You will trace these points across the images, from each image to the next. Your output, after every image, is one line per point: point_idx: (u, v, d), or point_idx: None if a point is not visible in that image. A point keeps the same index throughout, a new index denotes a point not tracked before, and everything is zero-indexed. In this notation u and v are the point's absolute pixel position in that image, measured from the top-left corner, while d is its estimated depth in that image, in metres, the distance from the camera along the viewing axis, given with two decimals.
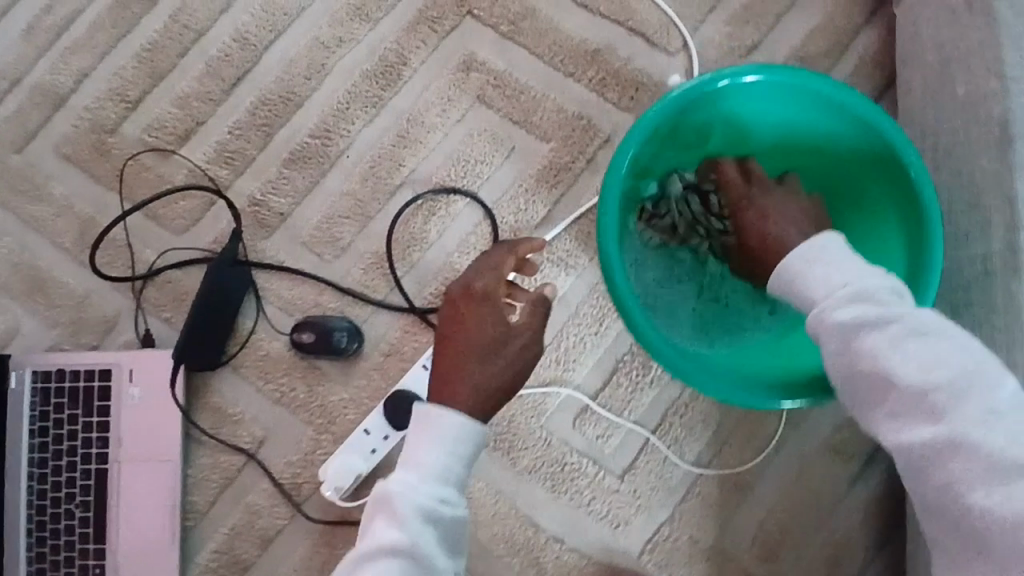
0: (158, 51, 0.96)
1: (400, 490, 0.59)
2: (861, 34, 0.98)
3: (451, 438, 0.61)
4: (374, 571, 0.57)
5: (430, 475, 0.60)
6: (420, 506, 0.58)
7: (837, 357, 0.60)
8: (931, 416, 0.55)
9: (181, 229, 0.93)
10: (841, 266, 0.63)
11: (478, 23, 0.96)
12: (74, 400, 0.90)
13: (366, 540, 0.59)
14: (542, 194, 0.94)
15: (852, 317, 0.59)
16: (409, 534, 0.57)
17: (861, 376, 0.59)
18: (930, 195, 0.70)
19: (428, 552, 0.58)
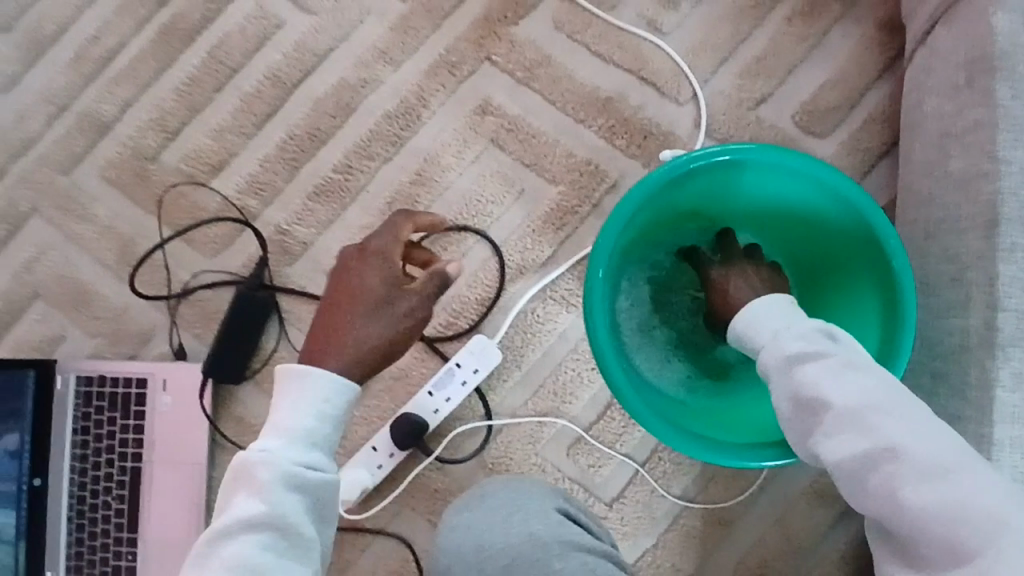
0: (196, 86, 1.05)
1: (261, 459, 0.59)
2: (868, 93, 1.01)
3: (301, 407, 0.61)
4: (237, 544, 0.57)
5: (286, 443, 0.60)
6: (281, 469, 0.58)
7: (780, 392, 0.64)
8: (867, 433, 0.58)
9: (213, 253, 1.02)
10: (776, 313, 0.69)
11: (495, 68, 1.03)
12: (112, 404, 0.98)
13: (226, 515, 0.58)
14: (548, 235, 1.00)
15: (787, 354, 0.65)
16: (269, 499, 0.58)
17: (801, 406, 0.63)
18: (909, 287, 0.71)
19: (294, 522, 0.58)
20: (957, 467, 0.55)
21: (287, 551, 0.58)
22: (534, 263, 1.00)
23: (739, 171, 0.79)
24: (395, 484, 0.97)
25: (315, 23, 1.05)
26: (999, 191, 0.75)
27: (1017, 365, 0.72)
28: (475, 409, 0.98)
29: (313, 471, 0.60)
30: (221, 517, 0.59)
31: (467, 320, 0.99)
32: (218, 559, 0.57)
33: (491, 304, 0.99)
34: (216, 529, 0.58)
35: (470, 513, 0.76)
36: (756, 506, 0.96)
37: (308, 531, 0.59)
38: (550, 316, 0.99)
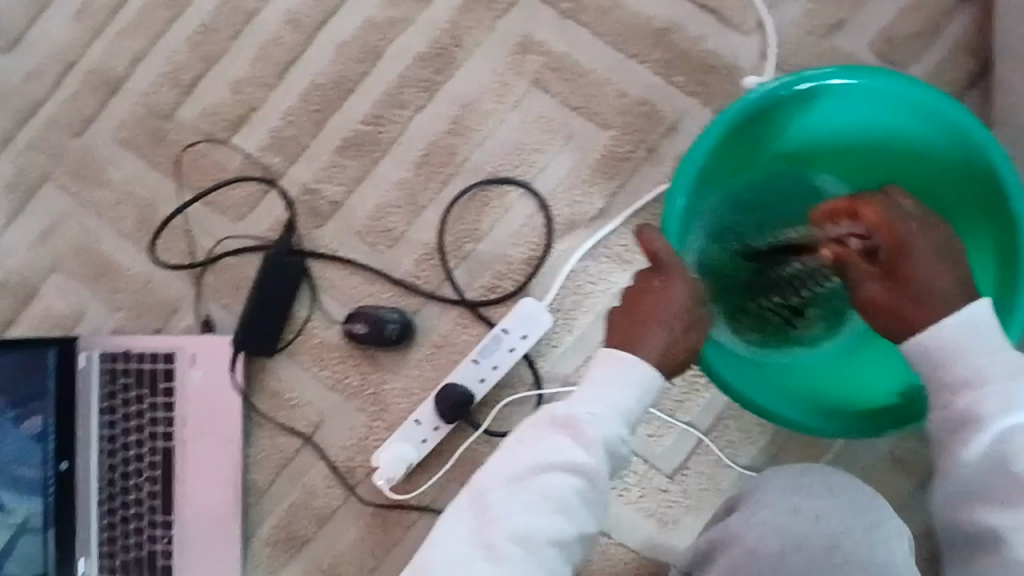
0: (211, 35, 0.97)
1: (589, 419, 0.60)
2: (960, 12, 0.89)
3: (641, 385, 0.61)
4: (554, 486, 0.59)
5: (617, 411, 0.61)
6: (611, 431, 0.60)
7: (981, 446, 0.59)
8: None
9: (236, 217, 0.95)
10: (998, 345, 0.61)
11: (536, 1, 0.92)
12: (139, 381, 0.91)
13: (542, 451, 0.61)
14: (599, 186, 0.91)
15: (1005, 417, 0.59)
16: (594, 453, 0.59)
17: (1002, 477, 0.59)
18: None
19: (602, 481, 0.60)
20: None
21: (588, 505, 0.60)
22: (584, 216, 0.91)
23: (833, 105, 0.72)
24: (441, 458, 0.91)
25: None
26: None
27: None
28: (525, 377, 0.91)
29: (624, 441, 0.61)
30: (535, 451, 0.61)
31: (512, 282, 0.92)
32: (533, 489, 0.60)
33: (537, 264, 0.91)
34: (533, 462, 0.60)
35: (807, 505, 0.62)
36: None
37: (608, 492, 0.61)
38: (603, 275, 0.91)
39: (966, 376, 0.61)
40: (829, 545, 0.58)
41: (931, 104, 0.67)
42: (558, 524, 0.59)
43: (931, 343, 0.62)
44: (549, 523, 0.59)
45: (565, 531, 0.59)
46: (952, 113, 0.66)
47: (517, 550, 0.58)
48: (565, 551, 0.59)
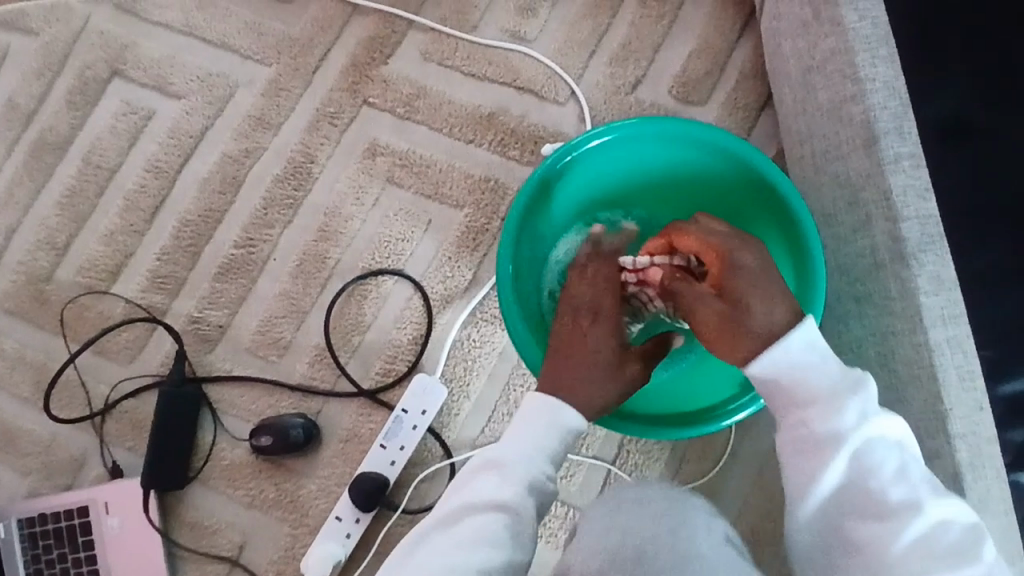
0: (78, 195, 1.02)
1: (513, 457, 0.65)
2: (737, 50, 1.03)
3: (562, 427, 0.67)
4: (481, 521, 0.62)
5: (537, 449, 0.66)
6: (531, 470, 0.65)
7: (832, 471, 0.60)
8: (945, 553, 0.56)
9: (128, 359, 0.98)
10: (828, 369, 0.62)
11: (374, 110, 1.02)
12: (59, 539, 0.91)
13: (471, 491, 0.64)
14: (465, 259, 0.99)
15: (846, 435, 0.60)
16: (517, 488, 0.63)
17: (859, 499, 0.59)
18: (813, 232, 0.72)
19: (527, 516, 0.63)
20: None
21: (515, 542, 0.62)
22: (458, 288, 0.98)
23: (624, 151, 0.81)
24: (369, 548, 0.93)
25: (185, 106, 1.03)
26: (869, 109, 0.76)
27: (932, 269, 0.72)
28: (433, 449, 0.95)
29: (544, 479, 0.65)
30: (464, 494, 0.64)
31: (404, 362, 0.97)
32: (462, 526, 0.62)
33: (424, 340, 0.97)
34: (463, 501, 0.64)
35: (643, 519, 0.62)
36: (732, 475, 0.94)
37: (535, 533, 0.64)
38: (487, 337, 0.97)
39: (803, 404, 0.62)
40: (658, 566, 0.58)
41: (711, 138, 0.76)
42: (486, 556, 0.60)
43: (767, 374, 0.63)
44: (477, 558, 0.60)
45: (493, 566, 0.60)
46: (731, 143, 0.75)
47: None
48: None
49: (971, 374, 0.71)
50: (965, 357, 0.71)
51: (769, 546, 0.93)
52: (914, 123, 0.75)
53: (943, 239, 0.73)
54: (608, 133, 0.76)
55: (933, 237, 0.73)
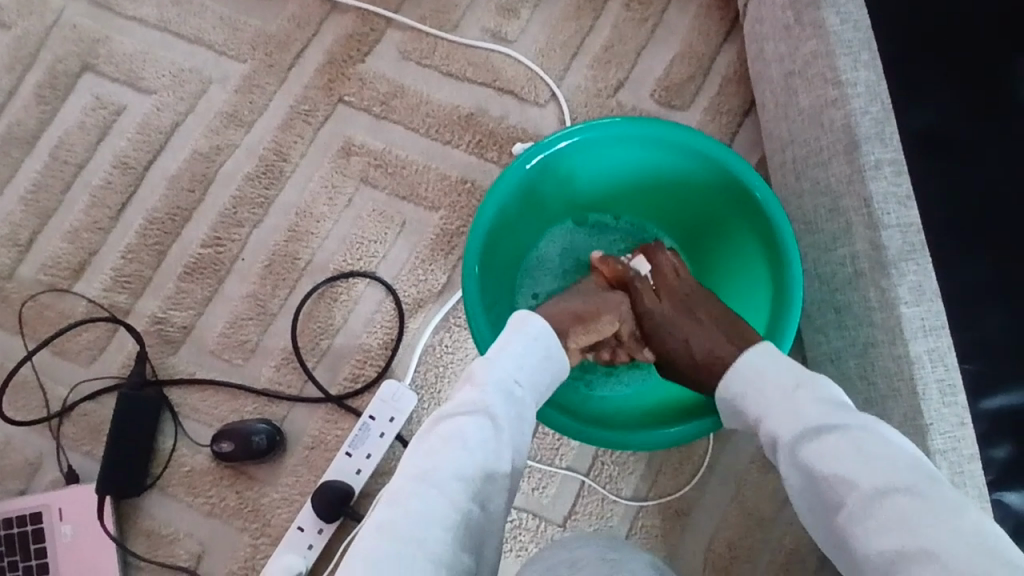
0: (42, 191, 0.99)
1: (484, 363, 0.61)
2: (720, 55, 1.01)
3: (530, 334, 0.64)
4: (452, 426, 0.57)
5: (516, 361, 0.61)
6: (502, 374, 0.60)
7: (784, 467, 0.56)
8: (895, 525, 0.48)
9: (88, 360, 0.95)
10: (785, 368, 0.60)
11: (350, 108, 1.00)
12: (10, 548, 0.88)
13: (450, 402, 0.59)
14: (439, 262, 0.96)
15: (787, 427, 0.56)
16: (490, 390, 0.59)
17: (815, 488, 0.54)
18: (792, 247, 0.69)
19: (499, 418, 0.58)
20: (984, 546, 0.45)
21: (491, 445, 0.57)
22: (431, 293, 0.95)
23: (602, 148, 0.76)
24: (332, 559, 0.90)
25: (156, 102, 1.01)
26: (850, 114, 0.74)
27: (913, 278, 0.70)
28: (401, 458, 0.92)
29: (524, 393, 0.61)
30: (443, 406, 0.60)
31: (374, 367, 0.94)
32: (435, 434, 0.57)
33: (394, 345, 0.94)
34: (438, 412, 0.59)
35: (571, 561, 0.63)
36: (709, 490, 0.91)
37: (512, 439, 0.58)
38: (459, 343, 0.94)
39: (759, 406, 0.59)
40: None
41: (693, 143, 0.72)
42: (460, 463, 0.55)
43: (723, 394, 0.63)
44: (452, 460, 0.55)
45: (469, 469, 0.55)
46: (713, 150, 0.71)
47: (413, 487, 0.53)
48: (468, 490, 0.54)
49: (953, 389, 0.68)
50: (947, 371, 0.68)
51: (747, 562, 0.90)
52: (897, 128, 0.73)
53: (924, 249, 0.70)
54: (587, 131, 0.72)
55: (915, 246, 0.71)
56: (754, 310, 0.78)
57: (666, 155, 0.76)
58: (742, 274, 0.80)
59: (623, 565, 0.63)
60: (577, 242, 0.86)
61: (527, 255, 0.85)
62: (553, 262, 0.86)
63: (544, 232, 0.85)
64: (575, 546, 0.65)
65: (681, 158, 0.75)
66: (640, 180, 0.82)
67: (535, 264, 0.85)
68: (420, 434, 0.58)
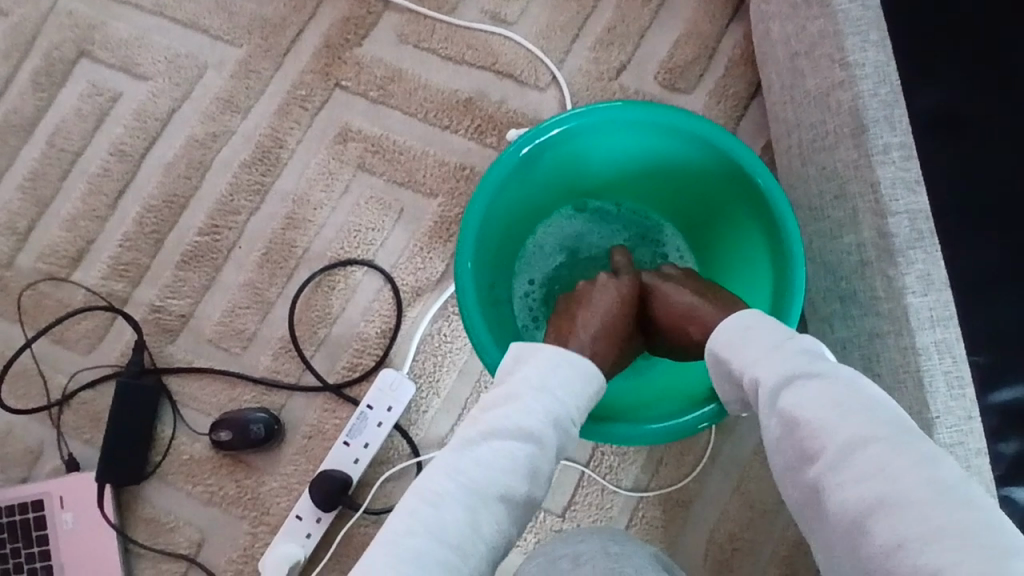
0: (40, 179, 0.99)
1: (548, 391, 0.58)
2: (726, 36, 0.98)
3: (596, 373, 0.61)
4: (507, 447, 0.55)
5: (577, 396, 0.59)
6: (564, 410, 0.58)
7: (764, 417, 0.53)
8: (874, 473, 0.45)
9: (87, 348, 0.95)
10: (772, 326, 0.58)
11: (347, 93, 0.98)
12: (13, 534, 0.88)
13: (501, 411, 0.56)
14: (438, 249, 0.95)
15: (770, 376, 0.54)
16: (550, 423, 0.57)
17: (790, 438, 0.51)
18: (795, 233, 0.67)
19: (550, 450, 0.57)
20: (967, 499, 0.43)
21: (537, 472, 0.56)
22: (429, 281, 0.94)
23: (602, 133, 0.74)
24: (330, 548, 0.89)
25: (152, 88, 0.99)
26: (857, 97, 0.72)
27: (921, 267, 0.68)
28: (400, 447, 0.91)
29: (575, 419, 0.59)
30: (492, 411, 0.57)
31: (372, 356, 0.93)
32: (488, 448, 0.55)
33: (392, 334, 0.93)
34: (493, 425, 0.56)
35: (572, 555, 0.61)
36: (711, 481, 0.90)
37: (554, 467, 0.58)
38: (457, 331, 0.93)
39: (740, 360, 0.57)
40: None
41: (695, 129, 0.69)
42: (507, 487, 0.54)
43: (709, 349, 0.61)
44: (503, 481, 0.54)
45: (514, 494, 0.54)
46: (715, 135, 0.69)
47: (462, 503, 0.52)
48: (509, 512, 0.54)
49: (960, 381, 0.66)
50: (955, 363, 0.66)
51: (749, 554, 0.89)
52: (905, 111, 0.71)
53: (933, 236, 0.68)
54: (586, 116, 0.69)
55: (923, 234, 0.68)
56: (757, 297, 0.76)
57: (668, 140, 0.73)
58: (745, 262, 0.77)
59: (628, 558, 0.60)
60: (576, 230, 0.84)
61: (526, 242, 0.83)
62: (553, 249, 0.84)
63: (543, 219, 0.84)
64: (578, 540, 0.63)
65: (683, 143, 0.73)
66: (641, 166, 0.79)
67: (534, 252, 0.84)
68: (466, 435, 0.56)
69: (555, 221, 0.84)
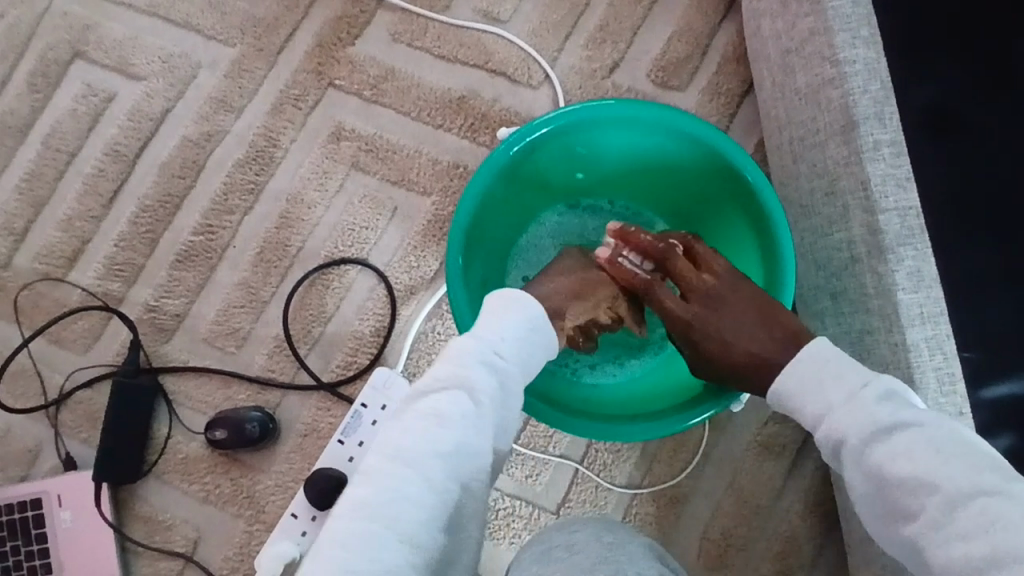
0: (35, 180, 0.99)
1: (466, 339, 0.57)
2: (719, 32, 0.98)
3: (519, 312, 0.60)
4: (431, 402, 0.53)
5: (501, 334, 0.58)
6: (484, 349, 0.56)
7: (858, 470, 0.53)
8: (989, 531, 0.46)
9: (84, 348, 0.95)
10: (843, 365, 0.57)
11: (341, 92, 0.98)
12: (12, 532, 0.88)
13: (433, 372, 0.55)
14: (431, 248, 0.95)
15: (862, 428, 0.53)
16: (470, 365, 0.55)
17: (891, 494, 0.51)
18: (784, 232, 0.67)
19: (479, 392, 0.54)
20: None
21: (471, 420, 0.53)
22: (423, 279, 0.94)
23: (593, 130, 0.74)
24: None
25: (147, 88, 1.00)
26: (847, 94, 0.72)
27: (911, 264, 0.68)
28: None
29: (512, 368, 0.57)
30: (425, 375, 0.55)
31: (366, 355, 0.93)
32: (413, 411, 0.52)
33: (386, 333, 0.93)
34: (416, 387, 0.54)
35: (568, 543, 0.61)
36: (704, 477, 0.90)
37: (494, 413, 0.54)
38: (452, 329, 0.93)
39: (819, 406, 0.56)
40: None
41: (686, 127, 0.69)
42: (437, 438, 0.51)
43: (776, 393, 0.59)
44: (437, 437, 0.51)
45: (448, 445, 0.51)
46: (706, 134, 0.69)
47: (388, 464, 0.49)
48: (447, 466, 0.50)
49: (951, 377, 0.66)
50: (946, 359, 0.66)
51: (743, 550, 0.89)
52: (895, 108, 0.70)
53: (922, 233, 0.68)
54: (577, 115, 0.70)
55: (914, 231, 0.68)
56: None
57: (660, 138, 0.73)
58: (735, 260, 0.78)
59: (622, 547, 0.60)
60: (568, 228, 0.84)
61: (518, 240, 0.84)
62: (545, 246, 0.84)
63: (536, 216, 0.84)
64: (574, 529, 0.63)
65: (674, 141, 0.73)
66: (633, 164, 0.79)
67: (525, 249, 0.84)
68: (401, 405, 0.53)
69: (546, 219, 0.84)
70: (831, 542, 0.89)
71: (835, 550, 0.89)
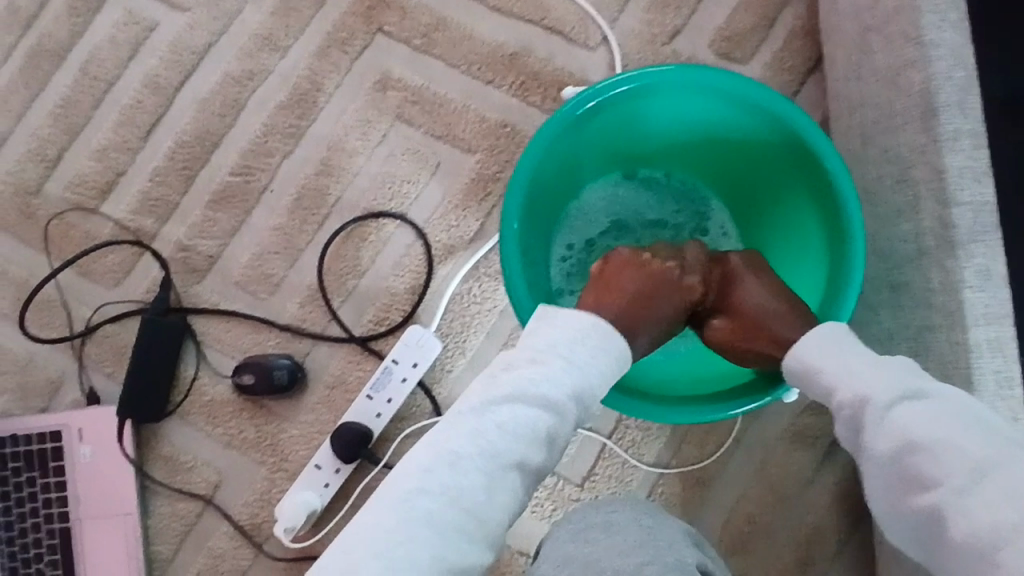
0: (71, 106, 0.96)
1: (569, 359, 0.56)
2: (787, 6, 0.94)
3: (616, 343, 0.59)
4: (522, 412, 0.53)
5: (596, 363, 0.57)
6: (584, 377, 0.56)
7: (874, 436, 0.51)
8: (1013, 496, 0.44)
9: (113, 282, 0.94)
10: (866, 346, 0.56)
11: (389, 39, 0.95)
12: (31, 463, 0.88)
13: (521, 374, 0.55)
14: (473, 208, 0.92)
15: (883, 391, 0.51)
16: (568, 390, 0.55)
17: (907, 461, 0.49)
18: (856, 215, 0.64)
19: (566, 419, 0.55)
20: None
21: (552, 441, 0.55)
22: (462, 240, 0.92)
23: (656, 96, 0.71)
24: (347, 499, 0.89)
25: (189, 20, 0.96)
26: (931, 78, 0.68)
27: (981, 261, 0.65)
28: (422, 405, 0.90)
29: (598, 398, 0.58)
30: (510, 370, 0.55)
31: (399, 312, 0.91)
32: (505, 414, 0.53)
33: (421, 291, 0.91)
34: (510, 388, 0.54)
35: (607, 522, 0.60)
36: (733, 462, 0.89)
37: (569, 437, 0.56)
38: (488, 293, 0.91)
39: (836, 373, 0.55)
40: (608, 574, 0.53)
41: (756, 97, 0.66)
42: (522, 453, 0.53)
43: (791, 364, 0.59)
44: (519, 450, 0.53)
45: (529, 462, 0.53)
46: (778, 106, 0.65)
47: (477, 464, 0.51)
48: (523, 480, 0.53)
49: (1010, 382, 0.64)
50: (1007, 363, 0.64)
51: (766, 536, 0.88)
52: (979, 98, 0.67)
53: (996, 230, 0.65)
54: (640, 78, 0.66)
55: (988, 227, 0.66)
56: (809, 280, 0.73)
57: (727, 107, 0.70)
58: (797, 240, 0.75)
59: (661, 532, 0.59)
60: (621, 196, 0.82)
61: (569, 206, 0.81)
62: (596, 214, 0.82)
63: (589, 183, 0.81)
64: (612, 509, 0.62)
65: (742, 111, 0.69)
66: (694, 133, 0.77)
67: (576, 216, 0.81)
68: (484, 395, 0.54)
69: (600, 186, 0.82)
70: (855, 536, 0.88)
71: (859, 544, 0.88)
